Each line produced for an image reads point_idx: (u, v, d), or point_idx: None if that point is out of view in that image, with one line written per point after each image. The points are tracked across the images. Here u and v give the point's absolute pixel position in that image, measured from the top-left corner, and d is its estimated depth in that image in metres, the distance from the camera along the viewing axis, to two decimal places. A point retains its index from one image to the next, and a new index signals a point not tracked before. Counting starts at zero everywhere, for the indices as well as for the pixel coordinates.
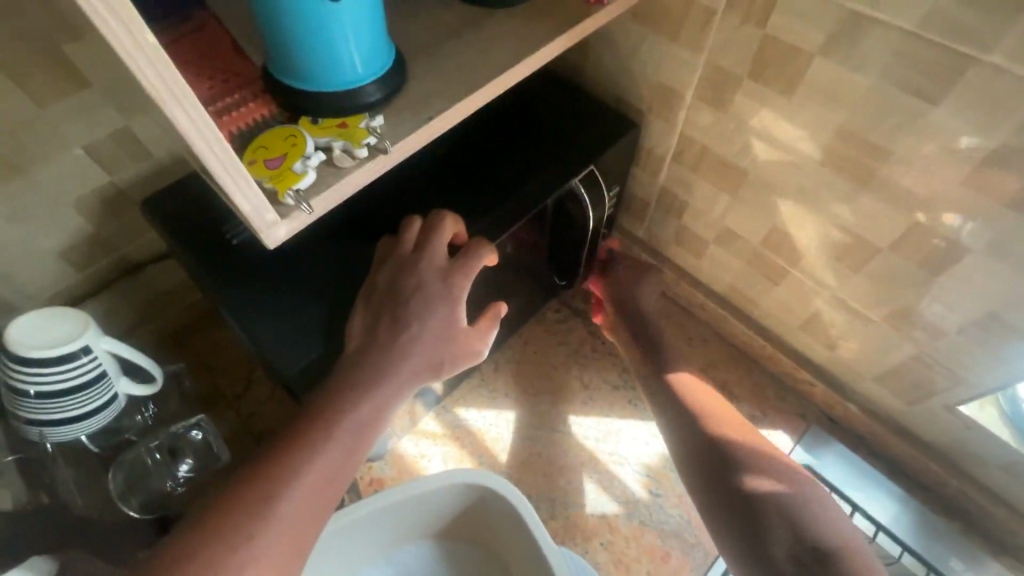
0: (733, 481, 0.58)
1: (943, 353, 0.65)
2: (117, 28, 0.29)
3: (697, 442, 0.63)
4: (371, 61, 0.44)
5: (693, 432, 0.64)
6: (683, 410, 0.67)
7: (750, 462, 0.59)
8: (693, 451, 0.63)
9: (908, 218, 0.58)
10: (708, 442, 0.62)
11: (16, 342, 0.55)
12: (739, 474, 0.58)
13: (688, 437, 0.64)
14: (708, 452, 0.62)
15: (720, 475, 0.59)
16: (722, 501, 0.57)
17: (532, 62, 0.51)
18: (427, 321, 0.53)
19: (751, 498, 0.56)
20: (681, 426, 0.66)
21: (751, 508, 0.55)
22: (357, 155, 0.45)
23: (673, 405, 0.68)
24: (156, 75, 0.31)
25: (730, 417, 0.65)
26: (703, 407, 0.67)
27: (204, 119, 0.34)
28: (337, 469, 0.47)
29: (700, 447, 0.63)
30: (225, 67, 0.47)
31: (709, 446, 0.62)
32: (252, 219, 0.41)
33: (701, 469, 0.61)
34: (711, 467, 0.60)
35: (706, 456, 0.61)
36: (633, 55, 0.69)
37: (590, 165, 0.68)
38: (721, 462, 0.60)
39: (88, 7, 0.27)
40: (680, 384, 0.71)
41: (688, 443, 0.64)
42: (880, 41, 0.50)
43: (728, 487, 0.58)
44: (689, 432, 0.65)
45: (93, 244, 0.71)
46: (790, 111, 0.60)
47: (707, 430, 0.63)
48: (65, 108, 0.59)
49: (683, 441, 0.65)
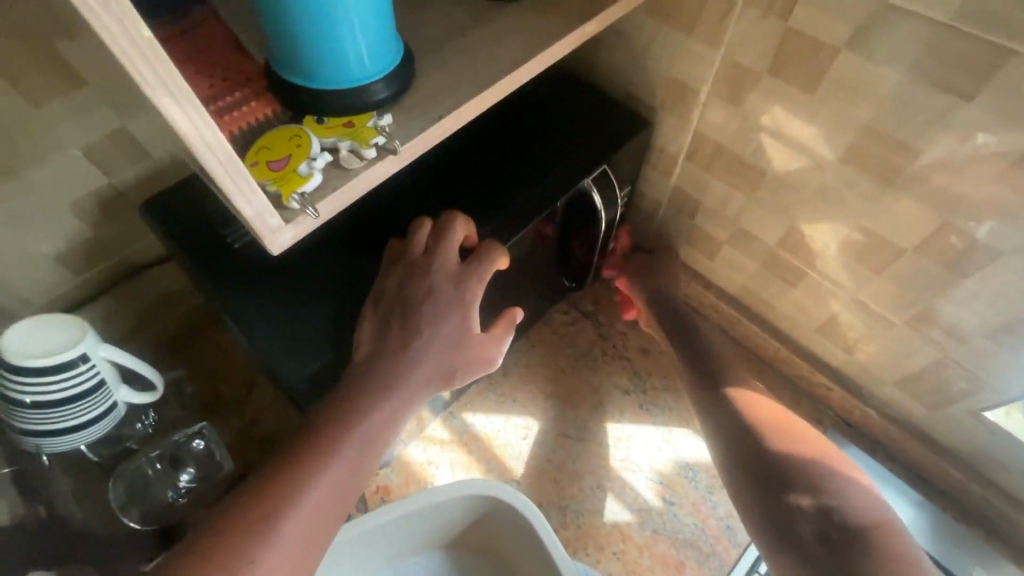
0: (778, 485, 0.56)
1: (968, 358, 0.63)
2: (108, 20, 0.27)
3: (741, 444, 0.62)
4: (378, 58, 0.42)
5: (738, 434, 0.63)
6: (728, 412, 0.65)
7: (795, 464, 0.58)
8: (736, 451, 0.62)
9: (936, 219, 0.56)
10: (754, 445, 0.61)
11: (11, 350, 0.54)
12: (785, 477, 0.57)
13: (731, 437, 0.63)
14: (753, 454, 0.60)
15: (765, 476, 0.58)
16: (763, 502, 0.56)
17: (546, 57, 0.49)
18: (438, 328, 0.52)
19: (797, 502, 0.54)
20: (725, 428, 0.64)
21: (797, 511, 0.54)
22: (364, 156, 0.43)
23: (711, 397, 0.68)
24: (151, 72, 0.29)
25: (772, 412, 0.64)
26: (750, 407, 0.65)
27: (203, 119, 0.32)
28: (344, 485, 0.45)
29: (744, 449, 0.61)
30: (227, 65, 0.45)
31: (754, 448, 0.61)
32: (255, 224, 0.39)
33: (744, 470, 0.60)
34: (755, 468, 0.59)
35: (751, 458, 0.60)
36: (647, 51, 0.67)
37: (602, 164, 0.66)
38: (766, 465, 0.59)
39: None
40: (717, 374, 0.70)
41: (731, 444, 0.63)
42: (910, 33, 0.48)
43: (773, 489, 0.57)
44: (731, 433, 0.63)
45: (91, 247, 0.69)
46: (811, 108, 0.58)
47: (752, 432, 0.62)
48: (61, 107, 0.57)
49: (726, 442, 0.63)
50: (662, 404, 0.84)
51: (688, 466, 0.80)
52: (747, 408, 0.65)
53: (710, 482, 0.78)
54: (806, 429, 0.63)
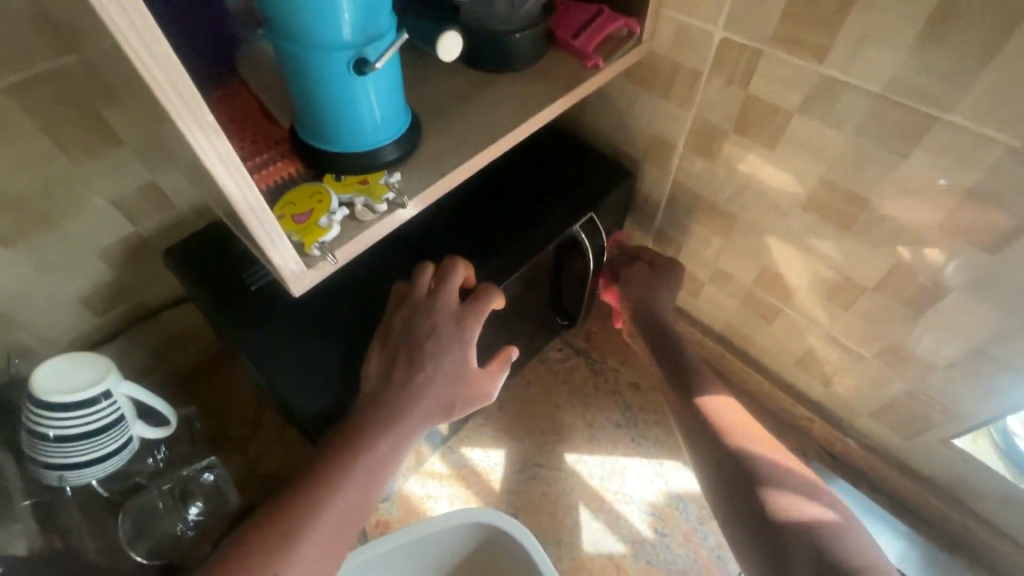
0: (769, 516, 0.55)
1: (932, 388, 0.68)
2: (187, 115, 0.34)
3: (731, 474, 0.60)
4: (390, 125, 0.49)
5: (727, 462, 0.61)
6: (710, 435, 0.63)
7: (782, 492, 0.56)
8: (726, 482, 0.60)
9: (890, 260, 0.62)
10: (743, 473, 0.59)
11: (40, 387, 0.58)
12: (774, 507, 0.55)
13: (718, 462, 0.61)
14: (742, 484, 0.58)
15: (753, 504, 0.57)
16: (757, 537, 0.55)
17: (535, 122, 0.56)
18: (440, 363, 0.56)
19: (787, 530, 0.53)
20: (714, 456, 0.62)
21: (792, 546, 0.52)
22: (378, 211, 0.49)
23: (693, 415, 0.67)
24: (213, 150, 0.36)
25: (752, 430, 0.63)
26: (734, 430, 0.63)
27: (247, 183, 0.39)
28: (353, 509, 0.50)
29: (734, 478, 0.59)
30: (256, 132, 0.52)
31: (745, 475, 0.59)
32: (281, 269, 0.45)
33: (735, 503, 0.58)
34: (747, 503, 0.57)
35: (740, 491, 0.58)
36: (628, 110, 0.74)
37: (590, 212, 0.71)
38: (756, 496, 0.57)
39: (161, 93, 0.33)
40: (698, 395, 0.68)
41: (722, 473, 0.61)
42: (852, 100, 0.54)
43: (764, 522, 0.55)
44: (720, 461, 0.61)
45: (112, 290, 0.74)
46: (774, 161, 0.64)
47: (739, 458, 0.60)
48: (97, 165, 0.63)
49: (715, 473, 0.61)
50: (653, 436, 0.87)
51: (679, 497, 0.82)
52: (727, 423, 0.64)
53: (701, 514, 0.81)
54: (782, 448, 0.62)
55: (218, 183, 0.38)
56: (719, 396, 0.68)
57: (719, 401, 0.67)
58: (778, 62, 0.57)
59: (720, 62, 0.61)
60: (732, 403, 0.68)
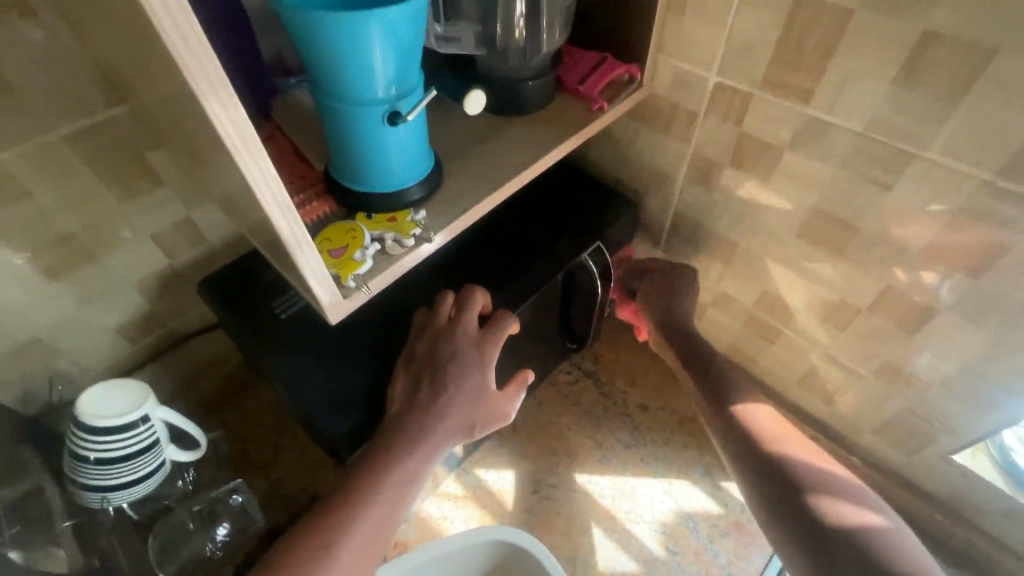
0: (810, 519, 0.55)
1: (929, 404, 0.71)
2: (252, 165, 0.40)
3: (764, 474, 0.60)
4: (415, 168, 0.54)
5: (765, 465, 0.60)
6: (747, 440, 0.63)
7: (824, 493, 0.56)
8: (763, 483, 0.60)
9: (882, 283, 0.66)
10: (783, 476, 0.59)
11: (85, 412, 0.61)
12: (816, 510, 0.55)
13: (755, 467, 0.61)
14: (780, 488, 0.58)
15: (793, 507, 0.56)
16: (798, 540, 0.54)
17: (547, 159, 0.61)
18: (462, 384, 0.59)
19: (828, 531, 0.53)
20: (751, 459, 0.62)
21: (837, 550, 0.51)
22: (406, 245, 0.53)
23: (729, 420, 0.66)
24: (270, 193, 0.42)
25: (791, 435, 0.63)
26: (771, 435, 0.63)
27: (296, 222, 0.44)
28: (387, 518, 0.54)
29: (772, 483, 0.59)
30: (293, 174, 0.57)
31: (784, 478, 0.58)
32: (320, 298, 0.49)
33: (772, 504, 0.58)
34: (783, 502, 0.57)
35: (780, 494, 0.58)
36: (631, 145, 0.79)
37: (597, 241, 0.76)
38: (796, 500, 0.56)
39: (232, 148, 0.38)
40: (733, 401, 0.67)
41: (759, 478, 0.60)
42: (837, 138, 0.59)
43: (804, 522, 0.55)
44: (757, 464, 0.61)
45: (146, 319, 0.78)
46: (768, 192, 0.69)
47: (775, 458, 0.60)
48: (139, 203, 0.68)
49: (752, 474, 0.61)
50: (662, 456, 0.89)
51: (689, 516, 0.84)
52: (763, 428, 0.64)
53: (711, 532, 0.83)
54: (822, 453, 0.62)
55: (272, 223, 0.43)
56: (756, 403, 0.67)
57: (755, 406, 0.66)
58: (767, 103, 0.62)
59: (715, 103, 0.66)
60: (769, 409, 0.67)
